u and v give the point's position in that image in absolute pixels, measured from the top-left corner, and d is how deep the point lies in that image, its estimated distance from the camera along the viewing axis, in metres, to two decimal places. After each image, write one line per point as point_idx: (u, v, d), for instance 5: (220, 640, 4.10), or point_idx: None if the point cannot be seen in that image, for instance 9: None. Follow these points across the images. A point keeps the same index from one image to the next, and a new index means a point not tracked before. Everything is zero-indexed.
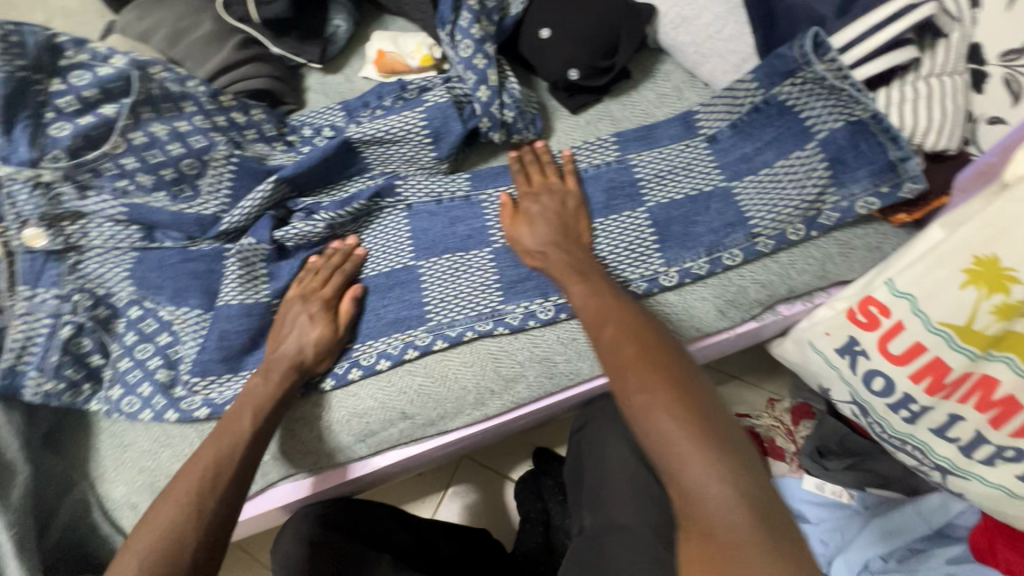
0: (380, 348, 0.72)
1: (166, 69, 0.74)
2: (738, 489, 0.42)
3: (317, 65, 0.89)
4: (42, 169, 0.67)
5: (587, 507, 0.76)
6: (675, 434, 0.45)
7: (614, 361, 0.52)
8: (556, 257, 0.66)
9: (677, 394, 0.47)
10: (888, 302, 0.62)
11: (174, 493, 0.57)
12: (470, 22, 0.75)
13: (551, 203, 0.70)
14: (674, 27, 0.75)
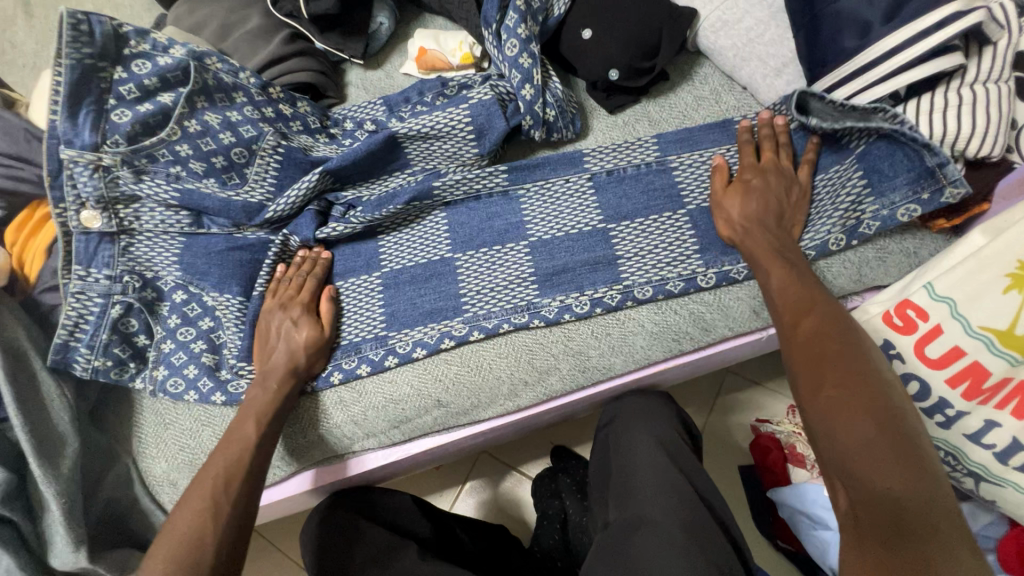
0: (416, 337, 0.73)
1: (220, 61, 0.76)
2: (926, 499, 0.45)
3: (360, 60, 0.91)
4: (102, 153, 0.70)
5: (613, 500, 0.75)
6: (876, 444, 0.48)
7: (807, 353, 0.55)
8: (760, 236, 0.65)
9: (871, 400, 0.50)
10: (926, 305, 0.62)
11: (191, 497, 0.59)
12: (516, 22, 0.76)
13: (778, 185, 0.68)
14: (715, 30, 0.77)
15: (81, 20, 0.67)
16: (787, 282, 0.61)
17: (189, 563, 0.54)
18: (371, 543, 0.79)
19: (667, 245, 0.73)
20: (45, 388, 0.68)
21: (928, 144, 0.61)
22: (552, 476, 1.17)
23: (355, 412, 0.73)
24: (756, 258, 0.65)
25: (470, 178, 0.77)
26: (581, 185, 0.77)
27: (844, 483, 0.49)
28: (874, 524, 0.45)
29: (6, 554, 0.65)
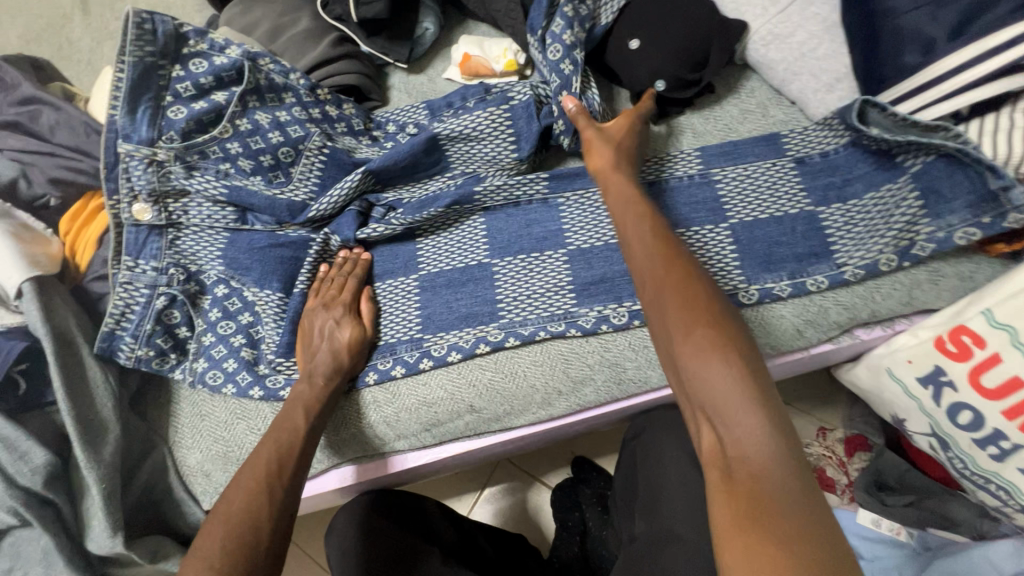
0: (452, 340, 0.73)
1: (272, 63, 0.79)
2: (782, 445, 0.42)
3: (403, 64, 0.92)
4: (157, 148, 0.73)
5: (641, 514, 0.74)
6: (730, 385, 0.45)
7: (676, 306, 0.50)
8: (621, 185, 0.64)
9: (728, 351, 0.46)
10: (984, 333, 0.61)
11: (241, 484, 0.60)
12: (562, 28, 0.77)
13: (623, 138, 0.70)
14: (766, 44, 0.76)
15: (146, 19, 0.71)
16: (633, 232, 0.58)
17: (245, 542, 0.55)
18: (392, 545, 0.79)
19: (707, 258, 0.70)
20: (91, 374, 0.70)
21: (992, 165, 0.59)
22: (573, 487, 1.16)
23: (389, 412, 0.73)
24: (620, 220, 0.61)
25: (510, 186, 0.77)
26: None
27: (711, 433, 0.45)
28: (737, 473, 0.42)
29: (46, 535, 0.67)
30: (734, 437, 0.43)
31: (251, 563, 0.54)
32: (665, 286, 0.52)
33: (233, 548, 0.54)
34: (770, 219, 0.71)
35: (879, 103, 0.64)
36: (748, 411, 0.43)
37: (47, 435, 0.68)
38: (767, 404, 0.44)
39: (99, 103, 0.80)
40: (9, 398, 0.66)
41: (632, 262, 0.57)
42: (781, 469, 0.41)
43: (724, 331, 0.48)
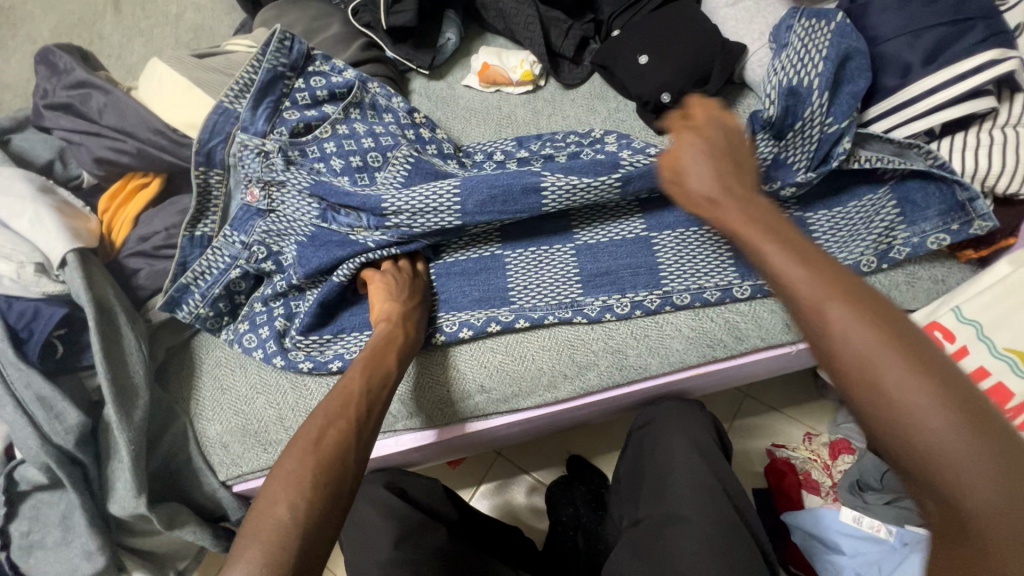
0: (464, 318, 0.78)
1: (378, 90, 0.89)
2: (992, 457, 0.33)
3: (425, 71, 0.98)
4: (267, 140, 0.81)
5: (645, 498, 0.79)
6: (949, 426, 0.34)
7: (840, 333, 0.38)
8: (732, 204, 0.49)
9: (921, 365, 0.36)
10: (953, 328, 0.66)
11: (326, 409, 0.60)
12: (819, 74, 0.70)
13: (713, 136, 0.56)
14: (762, 65, 0.83)
15: (288, 38, 0.83)
16: (784, 266, 0.42)
17: (335, 475, 0.54)
18: (402, 523, 0.81)
19: (704, 257, 0.76)
20: (125, 341, 0.74)
21: (959, 179, 0.67)
22: (568, 484, 1.19)
23: (413, 380, 0.78)
24: (741, 241, 0.47)
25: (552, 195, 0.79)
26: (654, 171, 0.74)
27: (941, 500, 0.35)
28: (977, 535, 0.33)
29: (73, 494, 0.70)
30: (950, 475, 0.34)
31: (338, 494, 0.53)
32: (812, 304, 0.40)
33: (321, 482, 0.53)
34: None
35: (850, 109, 0.70)
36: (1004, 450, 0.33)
37: (79, 397, 0.72)
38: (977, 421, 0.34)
39: (143, 92, 0.86)
40: (47, 360, 0.70)
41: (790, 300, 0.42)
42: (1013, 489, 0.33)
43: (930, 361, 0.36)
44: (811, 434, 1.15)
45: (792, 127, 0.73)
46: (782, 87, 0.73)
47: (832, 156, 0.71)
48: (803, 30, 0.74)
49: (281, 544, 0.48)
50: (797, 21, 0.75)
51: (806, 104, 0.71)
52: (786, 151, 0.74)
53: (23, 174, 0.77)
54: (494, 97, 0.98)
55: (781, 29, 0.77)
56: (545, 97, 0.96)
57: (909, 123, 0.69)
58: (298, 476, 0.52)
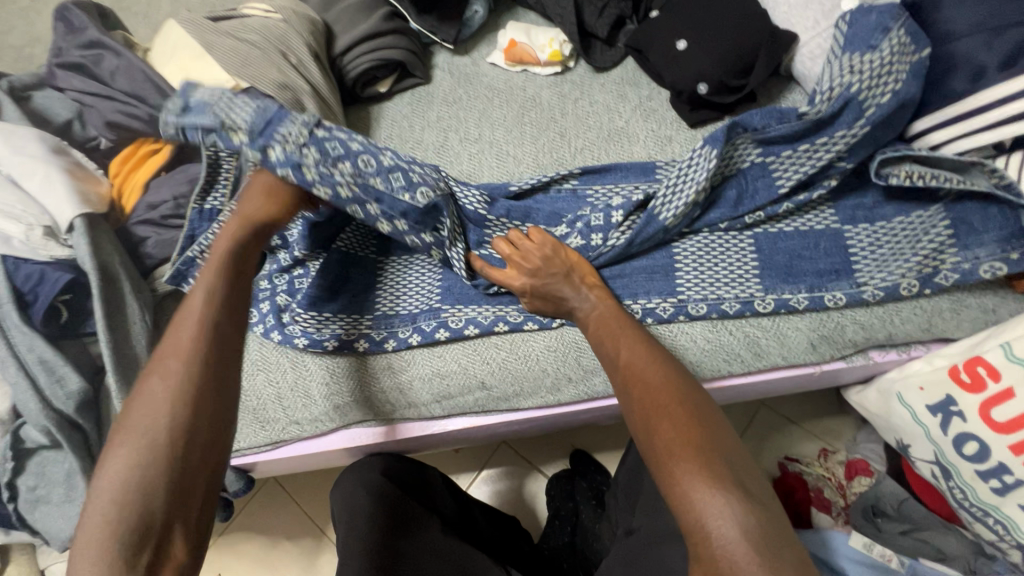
0: (470, 314, 0.75)
1: (319, 175, 0.66)
2: (739, 522, 0.45)
3: (450, 45, 0.94)
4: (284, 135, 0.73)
5: (640, 509, 0.75)
6: (695, 485, 0.48)
7: (650, 413, 0.55)
8: (552, 285, 0.68)
9: (695, 442, 0.51)
10: (999, 366, 0.61)
11: (154, 362, 0.50)
12: (868, 98, 0.65)
13: (539, 259, 0.69)
14: (813, 58, 0.77)
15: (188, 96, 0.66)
16: (599, 339, 0.65)
17: (151, 442, 0.45)
18: (391, 512, 0.79)
19: (728, 265, 0.71)
20: (130, 310, 0.73)
21: None
22: (568, 478, 1.17)
23: (385, 377, 0.75)
24: (588, 327, 0.67)
25: (514, 222, 0.76)
26: (616, 220, 0.71)
27: (703, 537, 0.46)
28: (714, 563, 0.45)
29: (74, 457, 0.71)
30: (708, 534, 0.46)
31: (158, 450, 0.45)
32: (634, 389, 0.58)
33: (137, 444, 0.45)
34: (796, 233, 0.71)
35: (863, 156, 0.70)
36: (741, 515, 0.46)
37: (82, 362, 0.72)
38: (747, 498, 0.47)
39: (158, 53, 0.84)
40: (51, 324, 0.71)
41: (604, 359, 0.63)
42: (758, 533, 0.45)
43: (706, 441, 0.51)
44: (828, 450, 1.09)
45: (814, 137, 0.68)
46: (843, 93, 0.65)
47: (816, 185, 0.71)
48: (896, 42, 0.63)
49: (121, 529, 0.42)
50: (896, 28, 0.63)
51: (842, 122, 0.66)
52: (778, 159, 0.70)
53: (37, 133, 0.76)
54: (519, 77, 0.92)
55: (874, 27, 0.64)
56: (574, 80, 0.91)
57: (974, 135, 0.63)
58: (124, 458, 0.45)
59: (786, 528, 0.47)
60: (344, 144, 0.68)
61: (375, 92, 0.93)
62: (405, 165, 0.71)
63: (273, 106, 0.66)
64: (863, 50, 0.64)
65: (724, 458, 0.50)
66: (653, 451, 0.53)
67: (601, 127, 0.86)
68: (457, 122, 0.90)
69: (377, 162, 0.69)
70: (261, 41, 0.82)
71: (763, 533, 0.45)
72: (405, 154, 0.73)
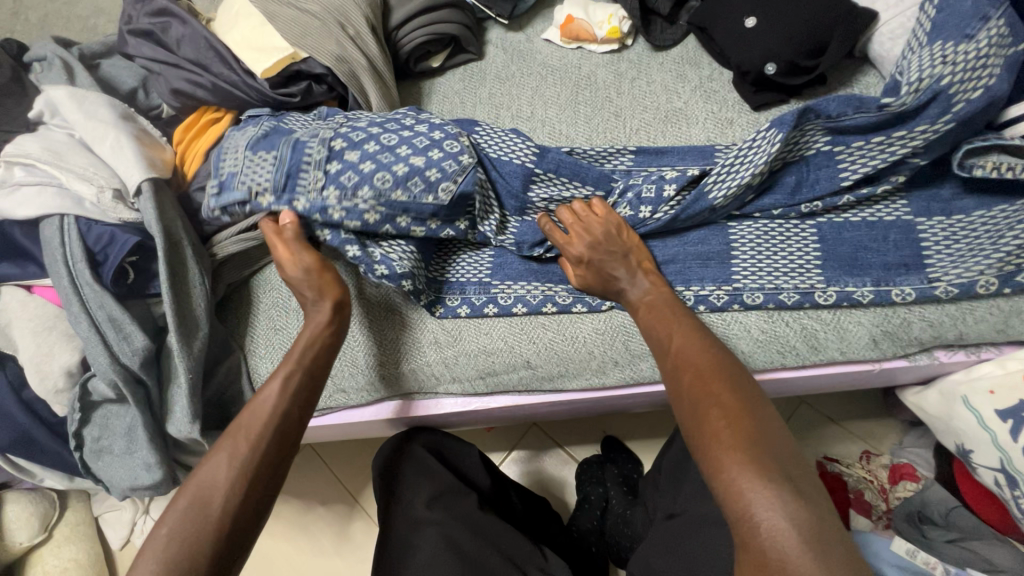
0: (519, 292, 0.75)
1: (344, 210, 0.68)
2: (792, 516, 0.45)
3: (505, 20, 0.93)
4: (314, 123, 0.74)
5: (684, 492, 0.74)
6: (746, 476, 0.47)
7: (699, 398, 0.54)
8: (606, 263, 0.68)
9: (746, 431, 0.50)
10: None
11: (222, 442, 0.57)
12: (955, 95, 0.60)
13: (601, 233, 0.68)
14: (893, 38, 0.72)
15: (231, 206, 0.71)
16: (648, 324, 0.64)
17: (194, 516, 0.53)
18: (435, 483, 0.81)
19: (788, 254, 0.68)
20: (190, 274, 0.75)
21: None
22: (600, 463, 1.17)
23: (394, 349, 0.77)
24: (636, 311, 0.66)
25: (562, 177, 0.75)
26: (668, 194, 0.69)
27: (748, 529, 0.46)
28: (759, 555, 0.44)
29: (136, 411, 0.74)
30: (753, 524, 0.45)
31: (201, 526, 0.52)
32: (683, 374, 0.57)
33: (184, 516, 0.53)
34: (862, 223, 0.69)
35: (940, 152, 0.65)
36: (795, 511, 0.45)
37: (145, 321, 0.75)
38: (797, 492, 0.46)
39: (221, 23, 0.85)
40: (119, 283, 0.73)
41: (653, 343, 0.62)
42: (807, 527, 0.44)
43: (758, 431, 0.50)
44: (871, 453, 1.06)
45: (892, 128, 0.64)
46: (932, 86, 0.61)
47: (884, 179, 0.68)
48: (995, 31, 0.59)
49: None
50: (996, 16, 0.58)
51: (926, 116, 0.62)
52: (847, 150, 0.67)
53: (108, 100, 0.79)
54: (574, 54, 0.91)
55: (970, 14, 0.59)
56: (630, 58, 0.88)
57: None
58: (179, 521, 0.52)
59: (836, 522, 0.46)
60: (357, 171, 0.68)
61: (428, 67, 0.93)
62: (421, 164, 0.69)
63: (289, 154, 0.68)
64: (957, 39, 0.60)
65: (778, 449, 0.49)
66: (698, 435, 0.52)
67: (659, 108, 0.83)
68: (509, 100, 0.89)
69: (393, 175, 0.68)
70: (322, 12, 0.81)
71: (817, 534, 0.44)
72: (422, 141, 0.70)
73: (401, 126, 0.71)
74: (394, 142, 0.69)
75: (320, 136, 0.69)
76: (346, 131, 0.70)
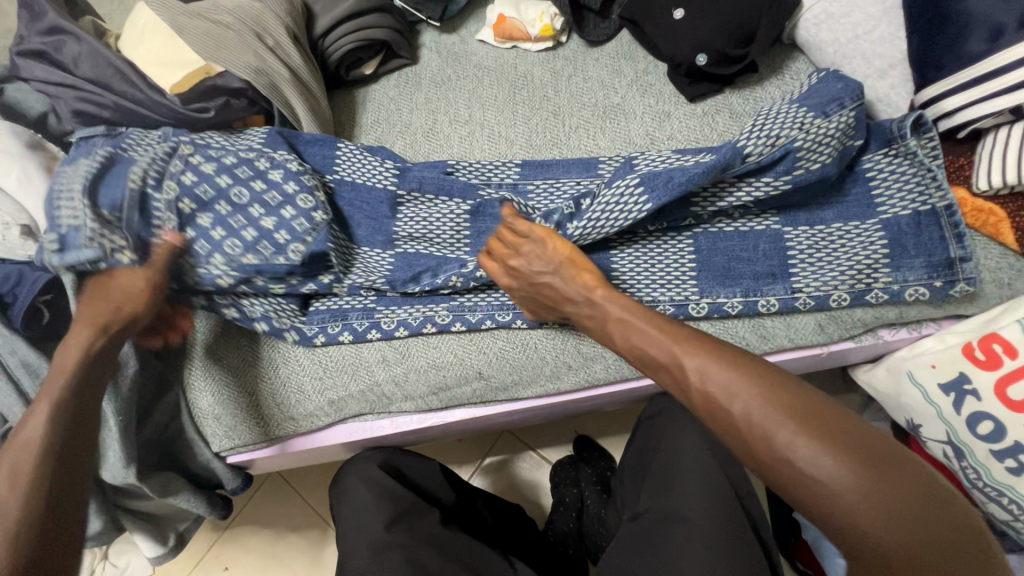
0: (462, 306, 0.73)
1: (201, 275, 0.68)
2: (925, 522, 0.40)
3: (436, 22, 0.90)
4: (173, 160, 0.70)
5: (646, 491, 0.73)
6: (870, 502, 0.40)
7: (771, 427, 0.44)
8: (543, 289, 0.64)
9: (846, 448, 0.42)
10: (1016, 341, 0.61)
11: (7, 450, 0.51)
12: (813, 147, 0.62)
13: (532, 257, 0.64)
14: (817, 23, 0.73)
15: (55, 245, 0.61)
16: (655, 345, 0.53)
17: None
18: (395, 503, 0.78)
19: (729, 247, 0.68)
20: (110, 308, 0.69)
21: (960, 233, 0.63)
22: (574, 465, 1.15)
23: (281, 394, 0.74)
24: (615, 331, 0.58)
25: (430, 194, 0.75)
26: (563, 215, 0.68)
27: (883, 560, 0.40)
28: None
29: None
30: (891, 554, 0.39)
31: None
32: (728, 403, 0.46)
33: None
34: (801, 209, 0.69)
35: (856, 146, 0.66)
36: (927, 516, 0.40)
37: None
38: (918, 491, 0.41)
39: (127, 39, 0.79)
40: (33, 326, 0.68)
41: (670, 370, 0.51)
42: (922, 529, 0.39)
43: (853, 440, 0.42)
44: None
45: (762, 172, 0.64)
46: (785, 146, 0.62)
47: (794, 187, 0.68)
48: (846, 119, 0.62)
49: None
50: (849, 105, 0.62)
51: (778, 171, 0.64)
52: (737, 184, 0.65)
53: (9, 127, 0.73)
54: (509, 54, 0.89)
55: (830, 96, 0.62)
56: (565, 55, 0.87)
57: (993, 97, 0.59)
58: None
59: (944, 492, 0.42)
60: (206, 237, 0.68)
61: (360, 75, 0.89)
62: (272, 225, 0.70)
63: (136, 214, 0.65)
64: (818, 112, 0.62)
65: (871, 446, 0.42)
66: (787, 474, 0.42)
67: (596, 104, 0.82)
68: (445, 105, 0.87)
69: (243, 240, 0.69)
70: (235, 22, 0.77)
71: (947, 525, 0.40)
72: (274, 196, 0.71)
73: (252, 175, 0.71)
74: (245, 199, 0.70)
75: (163, 190, 0.68)
76: (191, 183, 0.69)
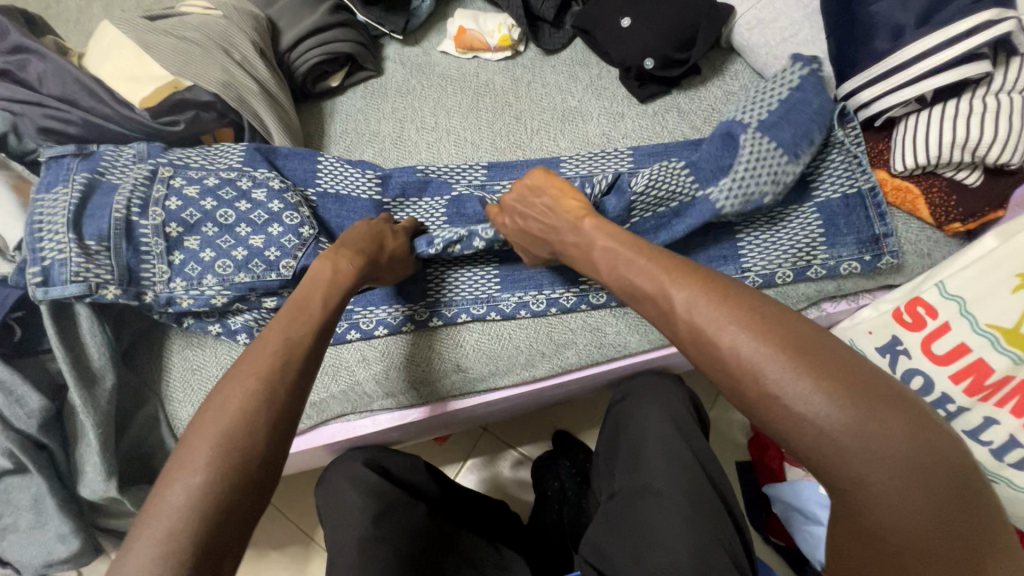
0: (439, 303, 0.76)
1: (192, 297, 0.70)
2: (906, 463, 0.38)
3: (399, 35, 0.94)
4: (161, 188, 0.71)
5: (619, 471, 0.77)
6: (848, 436, 0.39)
7: (759, 357, 0.42)
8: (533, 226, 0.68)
9: (836, 383, 0.40)
10: (937, 303, 0.68)
11: (229, 389, 0.47)
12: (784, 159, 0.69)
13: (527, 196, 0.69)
14: (750, 28, 0.80)
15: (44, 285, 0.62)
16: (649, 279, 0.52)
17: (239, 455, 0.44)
18: (379, 499, 0.79)
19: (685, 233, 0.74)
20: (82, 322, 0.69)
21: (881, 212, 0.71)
22: (553, 458, 1.19)
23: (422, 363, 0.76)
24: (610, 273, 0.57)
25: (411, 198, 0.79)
26: None
27: (855, 491, 0.39)
28: (873, 520, 0.39)
29: (40, 479, 0.68)
30: (861, 486, 0.39)
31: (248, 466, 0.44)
32: (715, 333, 0.45)
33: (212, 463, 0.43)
34: None
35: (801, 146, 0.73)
36: (909, 459, 0.38)
37: (41, 381, 0.69)
38: (908, 432, 0.39)
39: (90, 57, 0.80)
40: (4, 343, 0.68)
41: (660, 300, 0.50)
42: (902, 467, 0.38)
43: (845, 377, 0.40)
44: None
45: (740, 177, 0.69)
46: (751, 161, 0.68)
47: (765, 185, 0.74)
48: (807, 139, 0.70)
49: (183, 539, 0.40)
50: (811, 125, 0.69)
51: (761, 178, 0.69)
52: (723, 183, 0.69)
53: None
54: (471, 64, 0.93)
55: (796, 115, 0.70)
56: (524, 63, 0.92)
57: (901, 89, 0.67)
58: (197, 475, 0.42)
59: (947, 432, 0.40)
60: (198, 259, 0.70)
61: (327, 87, 0.92)
62: (261, 244, 0.71)
63: (126, 244, 0.67)
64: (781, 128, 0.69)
65: (864, 384, 0.40)
66: (768, 406, 0.42)
67: (556, 108, 0.87)
68: (412, 113, 0.90)
69: (234, 260, 0.70)
70: (202, 38, 0.79)
71: (934, 469, 0.38)
72: (260, 215, 0.72)
73: (237, 196, 0.72)
74: (232, 219, 0.71)
75: (153, 221, 0.69)
76: (176, 208, 0.70)
